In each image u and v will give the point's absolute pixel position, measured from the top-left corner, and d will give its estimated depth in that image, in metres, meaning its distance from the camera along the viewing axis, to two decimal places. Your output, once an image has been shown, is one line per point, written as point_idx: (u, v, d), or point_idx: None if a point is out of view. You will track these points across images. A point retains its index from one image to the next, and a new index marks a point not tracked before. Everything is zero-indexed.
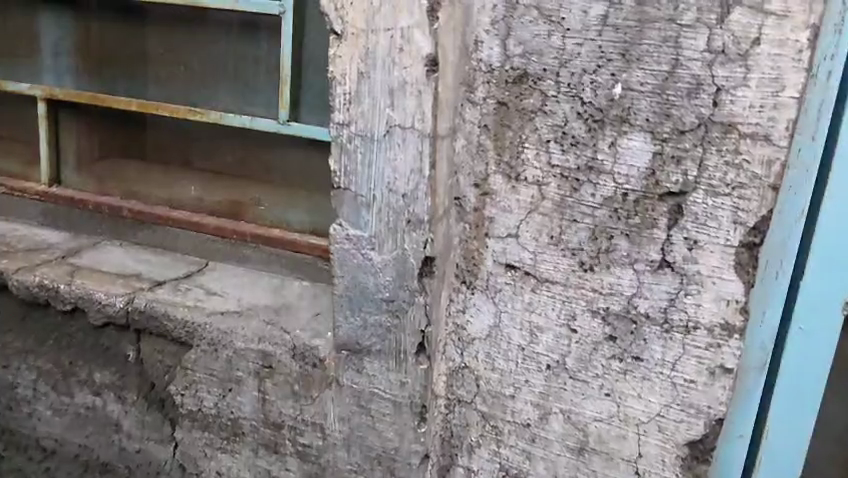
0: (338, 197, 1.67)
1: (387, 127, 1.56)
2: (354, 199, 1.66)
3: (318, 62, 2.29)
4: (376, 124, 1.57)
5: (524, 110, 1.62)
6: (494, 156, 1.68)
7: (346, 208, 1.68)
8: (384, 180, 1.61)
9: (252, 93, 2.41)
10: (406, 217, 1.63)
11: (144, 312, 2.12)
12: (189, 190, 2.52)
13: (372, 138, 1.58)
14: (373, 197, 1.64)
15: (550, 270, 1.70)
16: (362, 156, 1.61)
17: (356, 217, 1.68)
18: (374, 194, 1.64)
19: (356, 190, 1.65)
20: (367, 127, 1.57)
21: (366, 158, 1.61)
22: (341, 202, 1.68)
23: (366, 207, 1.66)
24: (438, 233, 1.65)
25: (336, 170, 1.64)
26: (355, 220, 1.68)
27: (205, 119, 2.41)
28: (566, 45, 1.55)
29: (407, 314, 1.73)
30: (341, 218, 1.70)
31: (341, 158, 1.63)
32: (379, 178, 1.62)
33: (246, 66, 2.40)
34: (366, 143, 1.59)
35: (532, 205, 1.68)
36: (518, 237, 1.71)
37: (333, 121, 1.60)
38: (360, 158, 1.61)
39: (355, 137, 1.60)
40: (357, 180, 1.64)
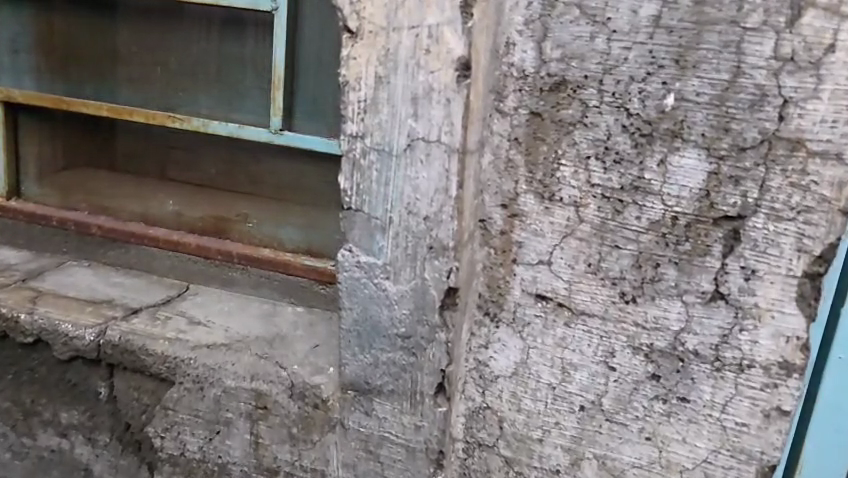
0: (348, 219, 1.46)
1: (408, 141, 1.36)
2: (366, 221, 1.45)
3: (315, 63, 2.06)
4: (394, 138, 1.36)
5: (562, 122, 1.43)
6: (525, 173, 1.48)
7: (357, 231, 1.47)
8: (402, 201, 1.41)
9: (239, 98, 2.17)
10: (428, 243, 1.43)
11: (117, 345, 1.88)
12: (166, 205, 2.26)
13: (390, 153, 1.38)
14: (389, 220, 1.43)
15: (586, 301, 1.52)
16: (377, 173, 1.40)
17: (368, 242, 1.47)
18: (390, 216, 1.43)
19: (370, 211, 1.44)
20: (384, 140, 1.37)
21: (382, 176, 1.40)
22: (351, 225, 1.47)
23: (381, 231, 1.45)
24: (463, 261, 1.45)
25: (346, 189, 1.44)
26: (367, 245, 1.47)
27: (186, 125, 2.15)
28: (611, 49, 1.37)
29: (426, 351, 1.53)
30: (351, 242, 1.49)
31: (354, 176, 1.42)
32: (396, 198, 1.41)
33: (233, 67, 2.16)
34: (382, 159, 1.39)
35: (568, 228, 1.49)
36: (551, 264, 1.52)
37: (345, 133, 1.39)
38: (375, 176, 1.40)
39: (371, 151, 1.39)
40: (371, 201, 1.43)
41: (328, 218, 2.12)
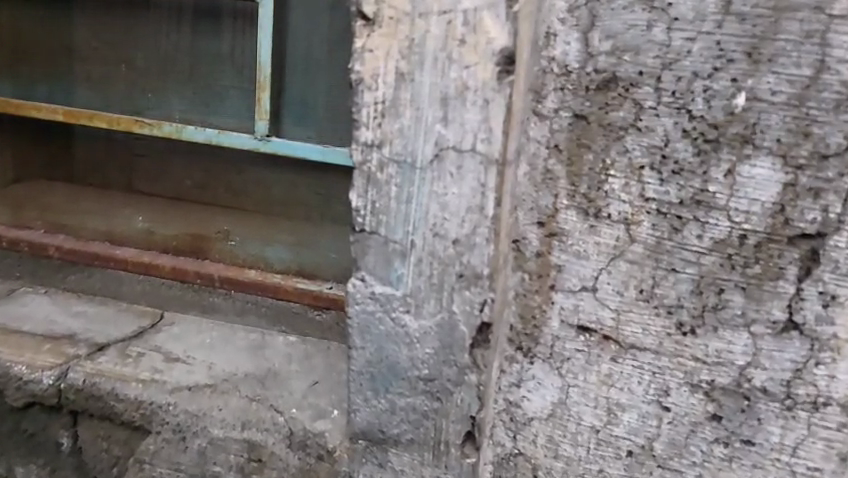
0: (360, 243, 1.23)
1: (435, 151, 1.13)
2: (383, 246, 1.22)
3: (305, 62, 1.85)
4: (418, 147, 1.13)
5: (611, 126, 1.22)
6: (566, 185, 1.27)
7: (371, 257, 1.24)
8: (427, 222, 1.18)
9: (216, 100, 1.91)
10: (457, 271, 1.20)
11: (82, 390, 1.63)
12: (135, 221, 2.01)
13: (413, 165, 1.15)
14: (411, 245, 1.20)
15: (637, 334, 1.32)
16: (397, 189, 1.17)
17: (385, 270, 1.24)
18: (412, 240, 1.20)
19: (387, 233, 1.21)
20: (405, 150, 1.14)
21: (402, 193, 1.17)
22: (364, 250, 1.23)
23: (400, 257, 1.22)
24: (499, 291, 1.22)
25: (358, 208, 1.20)
26: (383, 273, 1.24)
27: (155, 132, 1.87)
28: (671, 40, 1.16)
29: (452, 396, 1.31)
30: (363, 270, 1.25)
31: (368, 191, 1.19)
32: (420, 219, 1.18)
33: (210, 65, 1.91)
34: (403, 172, 1.16)
35: (618, 249, 1.28)
36: (595, 290, 1.31)
37: (358, 142, 1.16)
38: (393, 193, 1.18)
39: (389, 163, 1.16)
40: (389, 222, 1.20)
41: (318, 235, 1.92)
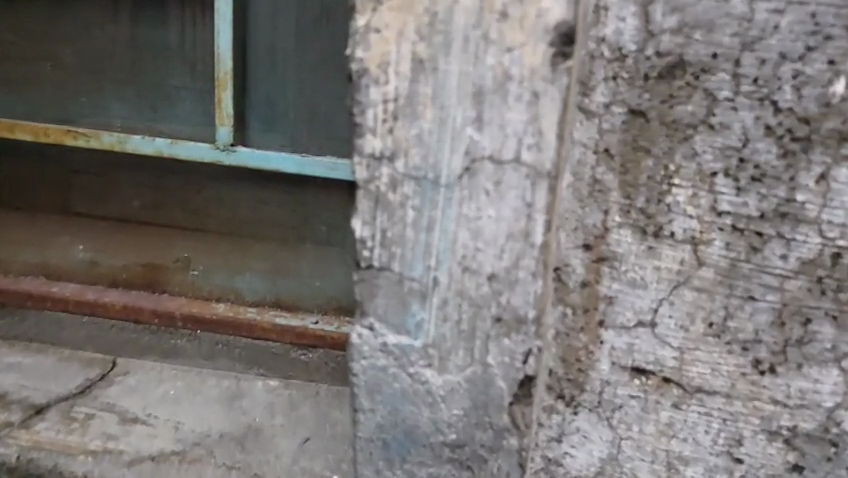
0: (367, 282, 1.10)
1: (462, 169, 1.01)
2: (395, 286, 1.09)
3: (271, 55, 1.56)
4: (444, 162, 1.01)
5: (676, 124, 0.98)
6: (619, 198, 1.03)
7: (382, 299, 1.10)
8: (454, 255, 1.06)
9: (165, 103, 1.62)
10: (492, 312, 1.08)
11: (18, 467, 1.39)
12: (76, 251, 1.72)
13: (436, 182, 1.02)
14: (434, 284, 1.07)
15: (704, 375, 1.09)
16: (414, 214, 1.04)
17: (400, 316, 1.10)
18: (434, 276, 1.07)
19: (402, 270, 1.07)
20: (426, 163, 1.02)
21: (422, 218, 1.04)
22: (371, 292, 1.10)
23: (418, 298, 1.08)
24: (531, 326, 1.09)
25: (364, 238, 1.07)
26: (397, 320, 1.10)
27: (93, 143, 1.56)
28: (753, 13, 0.92)
29: (486, 463, 1.16)
30: (373, 315, 1.11)
31: (380, 215, 1.05)
32: (444, 251, 1.06)
33: (155, 61, 1.61)
34: (423, 193, 1.03)
35: (683, 275, 1.04)
36: (654, 326, 1.08)
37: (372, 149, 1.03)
38: (410, 219, 1.05)
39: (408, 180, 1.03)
40: (404, 255, 1.07)
41: (297, 260, 1.67)
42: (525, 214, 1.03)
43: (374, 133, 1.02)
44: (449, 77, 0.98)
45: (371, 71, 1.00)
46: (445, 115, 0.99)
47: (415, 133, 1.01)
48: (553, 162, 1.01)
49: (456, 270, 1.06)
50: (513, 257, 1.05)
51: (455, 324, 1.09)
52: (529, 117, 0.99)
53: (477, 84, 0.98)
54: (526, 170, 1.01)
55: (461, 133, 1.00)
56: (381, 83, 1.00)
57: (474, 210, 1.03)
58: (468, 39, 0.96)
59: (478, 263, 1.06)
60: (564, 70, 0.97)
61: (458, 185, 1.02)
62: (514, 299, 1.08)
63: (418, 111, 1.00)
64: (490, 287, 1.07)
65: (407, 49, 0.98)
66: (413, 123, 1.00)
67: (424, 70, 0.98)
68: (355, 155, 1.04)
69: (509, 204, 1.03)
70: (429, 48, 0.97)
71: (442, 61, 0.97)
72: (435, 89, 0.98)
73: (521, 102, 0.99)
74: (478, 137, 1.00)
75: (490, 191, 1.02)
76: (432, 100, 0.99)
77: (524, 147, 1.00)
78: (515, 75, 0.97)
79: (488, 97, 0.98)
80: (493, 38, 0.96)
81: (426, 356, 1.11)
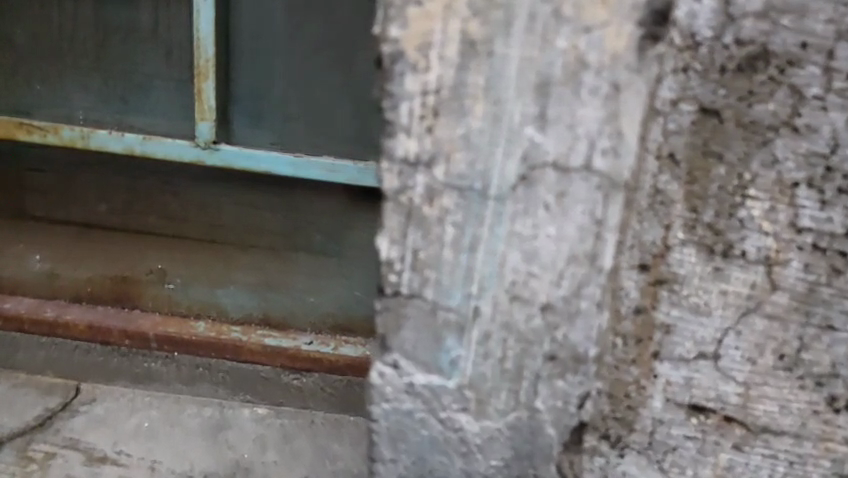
0: (395, 313, 0.95)
1: (516, 177, 0.86)
2: (427, 316, 0.94)
3: (260, 40, 1.37)
4: (496, 168, 0.86)
5: (754, 126, 0.84)
6: (684, 212, 0.88)
7: (410, 333, 0.95)
8: (501, 281, 0.91)
9: (135, 93, 1.43)
10: (546, 351, 0.95)
11: None
12: (32, 260, 1.54)
13: (484, 193, 0.87)
14: (475, 315, 0.93)
15: (771, 413, 0.95)
16: (455, 232, 0.89)
17: (432, 353, 0.96)
18: (476, 306, 0.92)
19: (437, 299, 0.93)
20: (473, 171, 0.86)
21: (465, 236, 0.89)
22: (397, 326, 0.95)
23: (455, 331, 0.94)
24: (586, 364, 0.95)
25: (392, 260, 0.92)
26: (428, 357, 0.96)
27: (51, 139, 1.38)
28: None
29: None
30: (400, 352, 0.96)
31: (412, 231, 0.90)
32: (490, 275, 0.91)
33: (122, 45, 1.40)
34: (468, 206, 0.88)
35: (752, 301, 0.90)
36: (717, 359, 0.93)
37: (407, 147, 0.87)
38: (449, 238, 0.90)
39: (449, 190, 0.88)
40: (440, 280, 0.92)
41: (289, 273, 1.50)
42: (593, 234, 0.89)
43: (409, 133, 0.87)
44: (508, 65, 0.82)
45: (408, 54, 0.83)
46: (501, 111, 0.84)
47: (462, 134, 0.85)
48: (633, 172, 0.86)
49: (503, 300, 0.92)
50: (574, 284, 0.91)
51: (498, 362, 0.96)
52: (606, 116, 0.84)
53: (543, 73, 0.82)
54: (597, 180, 0.86)
55: (519, 133, 0.84)
56: (420, 70, 0.84)
57: (531, 227, 0.88)
58: (535, 16, 0.79)
59: (531, 291, 0.92)
60: (653, 58, 0.82)
61: (512, 196, 0.87)
62: (572, 335, 0.94)
63: (466, 106, 0.84)
64: (544, 320, 0.93)
65: (456, 28, 0.81)
66: (461, 121, 0.85)
67: (476, 55, 0.82)
68: (385, 160, 0.88)
69: (574, 221, 0.88)
70: (486, 27, 0.80)
71: (500, 44, 0.81)
72: (489, 79, 0.82)
73: (596, 97, 0.83)
74: (541, 138, 0.85)
75: (551, 205, 0.87)
76: (484, 93, 0.83)
77: (597, 153, 0.85)
78: (592, 62, 0.82)
79: (555, 89, 0.83)
80: (568, 15, 0.79)
81: (462, 399, 0.97)
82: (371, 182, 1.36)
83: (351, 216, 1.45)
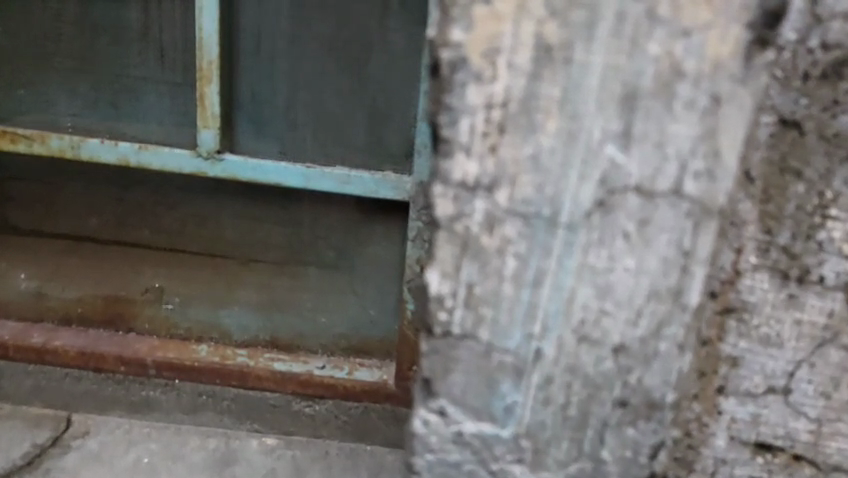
0: (444, 356, 0.83)
1: (591, 202, 0.74)
2: (480, 359, 0.83)
3: (263, 39, 1.25)
4: (568, 192, 0.74)
5: (838, 139, 0.75)
6: (757, 233, 0.79)
7: (461, 377, 0.84)
8: (567, 320, 0.80)
9: (127, 98, 1.32)
10: (616, 396, 0.83)
11: None
12: (17, 279, 1.42)
13: (552, 221, 0.75)
14: (536, 358, 0.82)
15: (844, 451, 0.87)
16: (516, 265, 0.78)
17: (484, 399, 0.84)
18: (537, 348, 0.81)
19: (494, 340, 0.82)
20: (541, 196, 0.75)
21: (527, 270, 0.78)
22: (443, 367, 0.84)
23: (512, 375, 0.83)
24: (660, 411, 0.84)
25: (443, 296, 0.81)
26: (479, 403, 0.85)
27: (37, 148, 1.26)
28: None
29: None
30: (448, 398, 0.85)
31: (469, 265, 0.79)
32: (554, 313, 0.79)
33: (112, 45, 1.29)
34: (532, 236, 0.76)
35: (828, 331, 0.82)
36: (787, 394, 0.85)
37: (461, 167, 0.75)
38: (509, 271, 0.78)
39: (510, 218, 0.76)
40: (496, 319, 0.81)
41: (296, 290, 1.39)
42: (679, 267, 0.77)
43: (469, 153, 0.74)
44: (588, 74, 0.70)
45: (471, 61, 0.71)
46: (578, 127, 0.72)
47: (530, 154, 0.73)
48: (729, 196, 0.75)
49: (569, 341, 0.81)
50: (653, 324, 0.80)
51: (560, 410, 0.84)
52: (701, 133, 0.72)
53: (630, 83, 0.70)
54: (687, 206, 0.75)
55: (598, 153, 0.72)
56: (484, 80, 0.72)
57: (607, 260, 0.76)
58: (625, 17, 0.67)
59: (602, 331, 0.80)
60: (760, 66, 0.70)
61: (585, 224, 0.75)
62: (647, 380, 0.83)
63: (536, 121, 0.72)
64: (615, 364, 0.82)
65: (529, 30, 0.69)
66: (529, 139, 0.73)
67: (551, 62, 0.70)
68: (438, 184, 0.76)
69: (657, 252, 0.76)
70: (565, 30, 0.68)
71: (580, 51, 0.69)
72: (566, 91, 0.70)
73: (694, 110, 0.71)
74: (623, 159, 0.73)
75: (632, 235, 0.75)
76: (558, 107, 0.71)
77: (690, 176, 0.73)
78: (689, 71, 0.70)
79: (644, 101, 0.71)
80: (663, 16, 0.67)
81: (516, 449, 0.87)
82: (388, 194, 1.23)
83: (365, 230, 1.33)
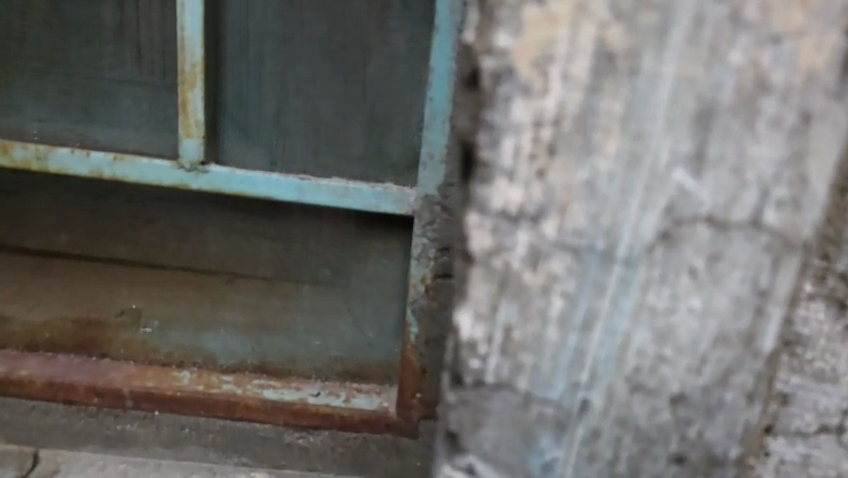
0: (473, 407, 0.74)
1: (654, 235, 0.64)
2: (515, 411, 0.73)
3: (253, 40, 1.14)
4: (627, 224, 0.64)
5: None
6: (814, 259, 0.71)
7: (493, 431, 0.74)
8: (620, 368, 0.70)
9: (100, 103, 1.19)
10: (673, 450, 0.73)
11: None
12: None
13: (607, 255, 0.65)
14: (582, 409, 0.72)
15: None
16: (563, 306, 0.68)
17: (521, 456, 0.75)
18: (583, 398, 0.71)
19: (537, 391, 0.72)
20: (594, 226, 0.64)
21: (576, 311, 0.68)
22: (473, 419, 0.74)
23: (553, 429, 0.73)
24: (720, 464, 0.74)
25: (475, 341, 0.71)
26: (513, 459, 0.75)
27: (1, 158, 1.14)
28: None
29: None
30: (480, 457, 0.76)
31: (509, 306, 0.69)
32: (606, 360, 0.70)
33: (82, 44, 1.16)
34: (583, 271, 0.66)
35: None
36: (840, 433, 0.77)
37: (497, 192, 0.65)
38: (554, 313, 0.68)
39: (556, 252, 0.66)
40: (537, 366, 0.71)
41: (287, 311, 1.28)
42: (753, 307, 0.67)
43: (512, 179, 0.64)
44: (657, 86, 0.59)
45: (520, 71, 0.61)
46: (642, 149, 0.62)
47: (585, 179, 0.63)
48: (816, 228, 0.65)
49: (621, 390, 0.71)
50: (718, 372, 0.70)
51: (606, 467, 0.74)
52: (788, 155, 0.62)
53: (705, 98, 0.60)
54: (766, 239, 0.65)
55: (665, 179, 0.62)
56: (534, 93, 0.62)
57: (668, 299, 0.67)
58: (703, 21, 0.57)
59: (658, 380, 0.70)
60: None
61: (646, 259, 0.65)
62: (708, 432, 0.73)
63: (593, 141, 0.62)
64: (674, 415, 0.72)
65: (589, 35, 0.59)
66: (583, 162, 0.63)
67: (614, 72, 0.60)
68: (474, 213, 0.66)
69: (727, 290, 0.66)
70: (631, 36, 0.58)
71: (648, 59, 0.59)
72: (629, 106, 0.60)
73: (779, 130, 0.61)
74: (693, 186, 0.63)
75: (699, 271, 0.65)
76: (620, 125, 0.61)
77: (771, 204, 0.63)
78: (776, 85, 0.60)
79: (719, 120, 0.60)
80: (748, 20, 0.57)
81: None
82: (389, 208, 1.13)
83: (364, 246, 1.23)
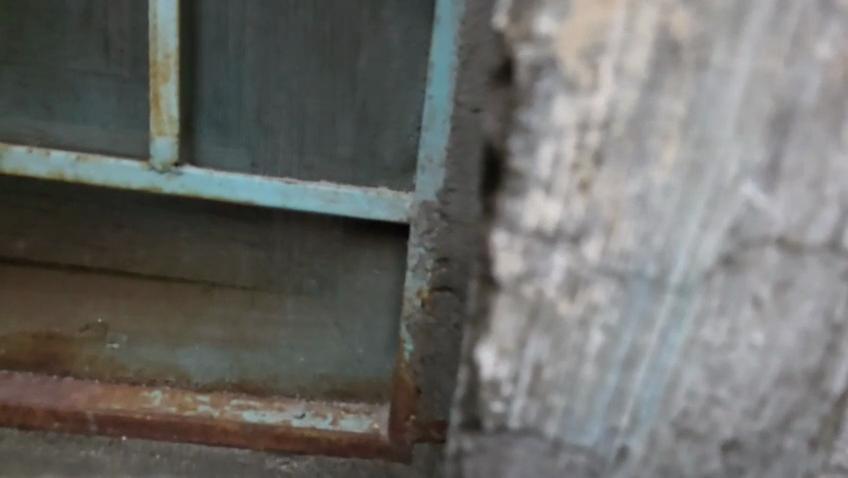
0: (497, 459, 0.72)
1: (713, 259, 0.62)
2: (543, 459, 0.71)
3: (233, 29, 1.04)
4: (683, 245, 0.61)
5: None
6: None
7: None
8: (666, 411, 0.68)
9: (62, 97, 1.08)
10: None
11: None
12: None
13: (658, 291, 0.63)
14: (619, 456, 0.71)
15: None
16: (602, 347, 0.66)
17: None
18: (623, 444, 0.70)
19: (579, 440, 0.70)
20: (648, 249, 0.62)
21: (623, 347, 0.66)
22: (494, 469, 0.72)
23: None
24: None
25: (497, 382, 0.68)
26: None
27: None
28: None
29: None
30: None
31: (535, 343, 0.66)
32: (650, 402, 0.68)
33: (43, 32, 1.05)
34: (629, 301, 0.64)
35: None
36: None
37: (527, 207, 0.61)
38: (593, 350, 0.66)
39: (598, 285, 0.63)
40: (570, 409, 0.69)
41: (267, 324, 1.18)
42: (824, 344, 0.65)
43: (550, 191, 0.61)
44: (728, 82, 0.56)
45: (564, 64, 0.57)
46: (707, 158, 0.59)
47: (636, 194, 0.60)
48: None
49: (664, 435, 0.69)
50: (779, 415, 0.68)
51: None
52: None
53: (780, 101, 0.57)
54: (844, 265, 0.62)
55: (732, 193, 0.60)
56: (580, 90, 0.58)
57: (726, 334, 0.65)
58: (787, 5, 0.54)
59: (711, 425, 0.69)
60: None
61: (703, 287, 0.63)
62: None
63: (648, 145, 0.58)
64: (724, 463, 0.70)
65: (650, 22, 0.55)
66: (636, 172, 0.59)
67: (679, 64, 0.56)
68: (503, 232, 0.62)
69: (795, 326, 0.64)
70: (700, 21, 0.55)
71: (720, 51, 0.55)
72: (692, 104, 0.57)
73: None
74: (763, 202, 0.60)
75: (764, 302, 0.63)
76: (682, 129, 0.58)
77: None
78: None
79: (799, 125, 0.58)
80: (840, 6, 0.54)
81: None
82: (382, 214, 1.04)
83: (353, 255, 1.13)
